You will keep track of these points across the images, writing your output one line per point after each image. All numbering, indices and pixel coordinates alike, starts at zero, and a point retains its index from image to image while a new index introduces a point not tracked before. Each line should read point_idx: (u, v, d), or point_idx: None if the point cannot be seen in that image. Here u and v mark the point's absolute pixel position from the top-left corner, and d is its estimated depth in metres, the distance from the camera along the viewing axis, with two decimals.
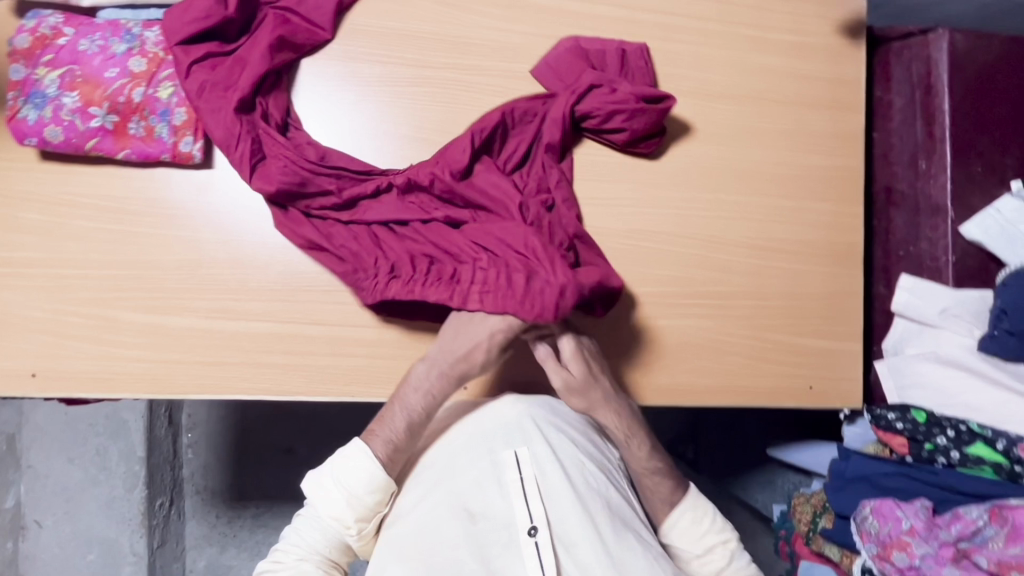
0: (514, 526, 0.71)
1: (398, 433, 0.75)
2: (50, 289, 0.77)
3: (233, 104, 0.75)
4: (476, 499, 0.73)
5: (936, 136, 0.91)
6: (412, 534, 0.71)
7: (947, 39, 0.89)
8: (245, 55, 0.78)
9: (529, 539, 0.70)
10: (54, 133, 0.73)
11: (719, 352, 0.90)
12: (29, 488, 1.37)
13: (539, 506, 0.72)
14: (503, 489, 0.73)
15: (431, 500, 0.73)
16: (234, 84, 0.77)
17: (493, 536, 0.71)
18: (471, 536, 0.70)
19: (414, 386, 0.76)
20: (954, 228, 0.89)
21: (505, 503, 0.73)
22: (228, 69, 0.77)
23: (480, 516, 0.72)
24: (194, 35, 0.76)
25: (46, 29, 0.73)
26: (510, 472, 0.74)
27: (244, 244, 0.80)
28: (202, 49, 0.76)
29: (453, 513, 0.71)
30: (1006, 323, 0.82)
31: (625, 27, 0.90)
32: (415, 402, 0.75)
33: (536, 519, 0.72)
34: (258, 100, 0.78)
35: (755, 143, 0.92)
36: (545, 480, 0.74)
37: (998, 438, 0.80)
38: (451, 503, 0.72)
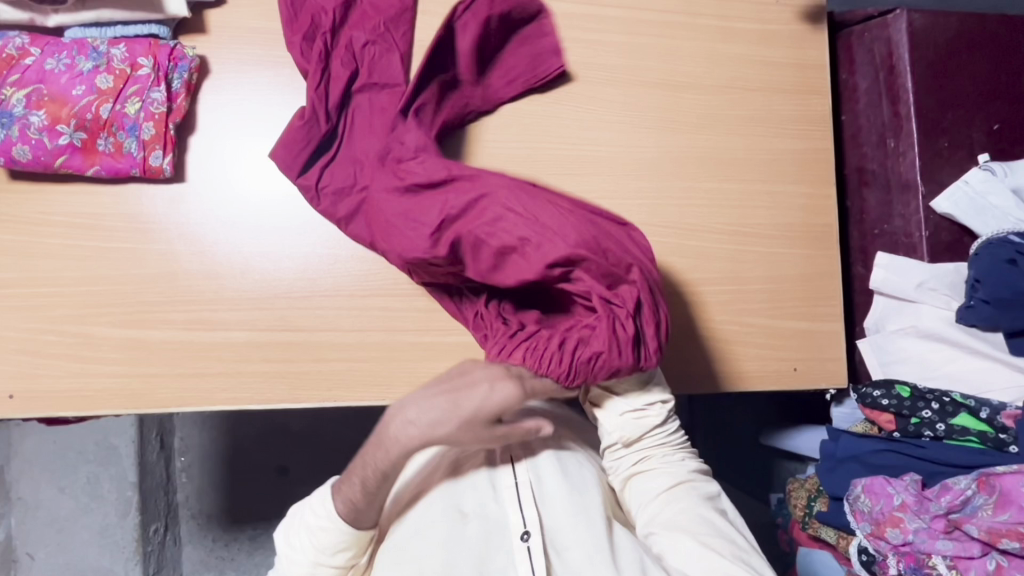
0: (508, 530, 0.72)
1: (355, 492, 0.67)
2: (24, 308, 0.77)
3: (367, 206, 0.80)
4: (470, 500, 0.74)
5: (902, 115, 0.92)
6: (406, 538, 0.72)
7: (905, 19, 0.91)
8: (357, 152, 0.81)
9: (522, 544, 0.70)
10: (22, 152, 0.73)
11: (701, 338, 0.90)
12: (21, 520, 1.35)
13: (531, 510, 0.72)
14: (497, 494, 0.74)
15: (428, 503, 0.74)
16: (359, 181, 0.80)
17: (487, 540, 0.71)
18: (461, 537, 0.70)
19: (382, 445, 0.66)
20: (925, 204, 0.90)
21: (501, 506, 0.73)
22: (347, 171, 0.81)
23: (472, 516, 0.72)
24: (306, 140, 0.79)
25: (12, 50, 0.74)
26: (506, 477, 0.75)
27: (219, 255, 0.80)
28: (313, 151, 0.80)
29: (444, 512, 0.72)
30: (980, 291, 0.82)
31: (590, 22, 0.90)
32: (376, 458, 0.66)
33: (529, 523, 0.71)
34: (382, 188, 0.80)
35: (724, 130, 0.93)
36: (541, 487, 0.75)
37: (981, 408, 0.81)
38: (445, 506, 0.73)
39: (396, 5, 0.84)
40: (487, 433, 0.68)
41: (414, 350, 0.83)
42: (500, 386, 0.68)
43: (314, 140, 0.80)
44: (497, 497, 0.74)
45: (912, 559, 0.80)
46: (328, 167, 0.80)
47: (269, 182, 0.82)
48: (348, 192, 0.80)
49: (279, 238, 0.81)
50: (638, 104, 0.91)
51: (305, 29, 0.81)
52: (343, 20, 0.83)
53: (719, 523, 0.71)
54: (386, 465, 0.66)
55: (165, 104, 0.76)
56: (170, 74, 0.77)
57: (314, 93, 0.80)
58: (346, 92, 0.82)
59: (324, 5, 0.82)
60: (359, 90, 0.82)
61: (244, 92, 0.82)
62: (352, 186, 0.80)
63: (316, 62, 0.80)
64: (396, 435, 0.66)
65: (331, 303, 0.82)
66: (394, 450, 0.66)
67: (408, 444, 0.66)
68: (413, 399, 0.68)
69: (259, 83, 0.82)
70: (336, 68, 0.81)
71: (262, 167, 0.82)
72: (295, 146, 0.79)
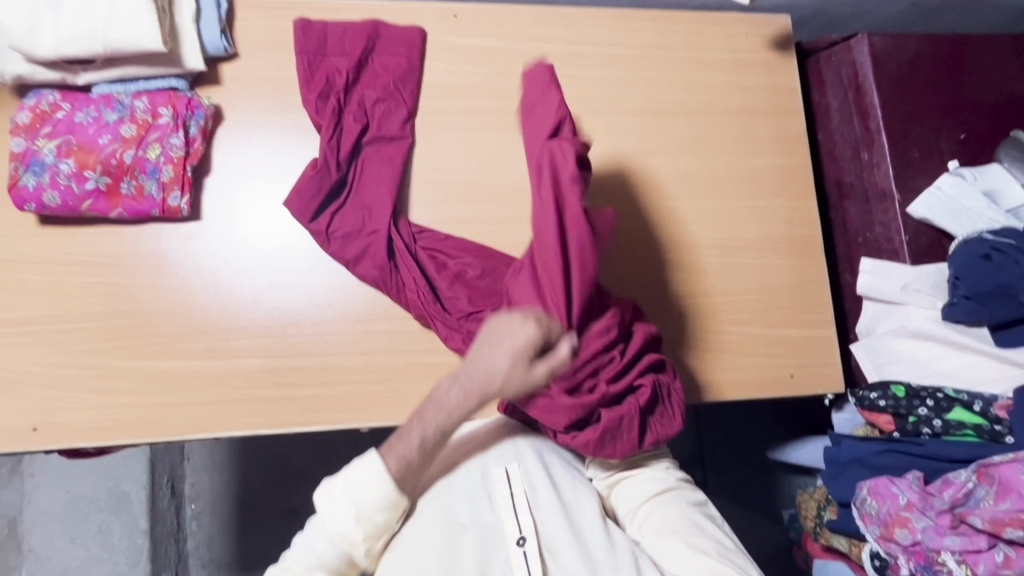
0: (504, 538, 0.72)
1: (412, 449, 0.71)
2: (49, 344, 0.81)
3: (380, 247, 0.85)
4: (465, 511, 0.73)
5: (872, 129, 0.97)
6: (406, 553, 0.71)
7: (866, 43, 0.98)
8: (366, 199, 0.87)
9: (517, 551, 0.70)
10: (52, 197, 0.79)
11: (697, 349, 0.93)
12: (30, 573, 1.34)
13: (527, 517, 0.73)
14: (493, 504, 0.74)
15: (421, 512, 0.73)
16: (370, 226, 0.86)
17: (483, 548, 0.71)
18: (459, 546, 0.70)
19: (436, 404, 0.71)
20: (902, 210, 0.94)
21: (495, 514, 0.73)
22: (355, 217, 0.86)
23: (469, 526, 0.72)
24: (321, 192, 0.85)
25: (45, 106, 0.81)
26: (500, 487, 0.75)
27: (233, 286, 0.85)
28: (327, 203, 0.86)
29: (440, 524, 0.72)
30: (962, 288, 0.86)
31: (572, 59, 0.97)
32: (434, 418, 0.71)
33: (524, 530, 0.72)
34: (390, 231, 0.86)
35: (705, 152, 0.99)
36: (536, 495, 0.75)
37: (974, 401, 0.83)
38: (440, 516, 0.72)
39: (404, 65, 0.91)
40: (521, 383, 0.70)
41: (421, 370, 0.86)
42: (534, 325, 0.71)
43: (325, 187, 0.85)
44: (493, 505, 0.74)
45: (922, 557, 0.80)
46: (336, 213, 0.86)
47: (281, 217, 0.87)
48: (355, 236, 0.86)
49: (290, 271, 0.86)
50: (623, 131, 0.97)
51: (321, 87, 0.88)
52: (355, 81, 0.90)
53: (707, 526, 0.75)
54: (436, 425, 0.71)
55: (184, 149, 0.82)
56: (188, 121, 0.83)
57: (327, 144, 0.86)
58: (357, 144, 0.88)
59: (339, 66, 0.89)
60: (369, 142, 0.89)
61: (255, 138, 0.88)
62: (359, 231, 0.86)
63: (330, 117, 0.87)
64: (439, 404, 0.71)
65: (339, 329, 0.85)
66: (436, 428, 0.71)
67: (454, 411, 0.71)
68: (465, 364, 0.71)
69: (270, 128, 0.89)
70: (348, 122, 0.88)
71: (271, 207, 0.87)
72: (307, 195, 0.84)
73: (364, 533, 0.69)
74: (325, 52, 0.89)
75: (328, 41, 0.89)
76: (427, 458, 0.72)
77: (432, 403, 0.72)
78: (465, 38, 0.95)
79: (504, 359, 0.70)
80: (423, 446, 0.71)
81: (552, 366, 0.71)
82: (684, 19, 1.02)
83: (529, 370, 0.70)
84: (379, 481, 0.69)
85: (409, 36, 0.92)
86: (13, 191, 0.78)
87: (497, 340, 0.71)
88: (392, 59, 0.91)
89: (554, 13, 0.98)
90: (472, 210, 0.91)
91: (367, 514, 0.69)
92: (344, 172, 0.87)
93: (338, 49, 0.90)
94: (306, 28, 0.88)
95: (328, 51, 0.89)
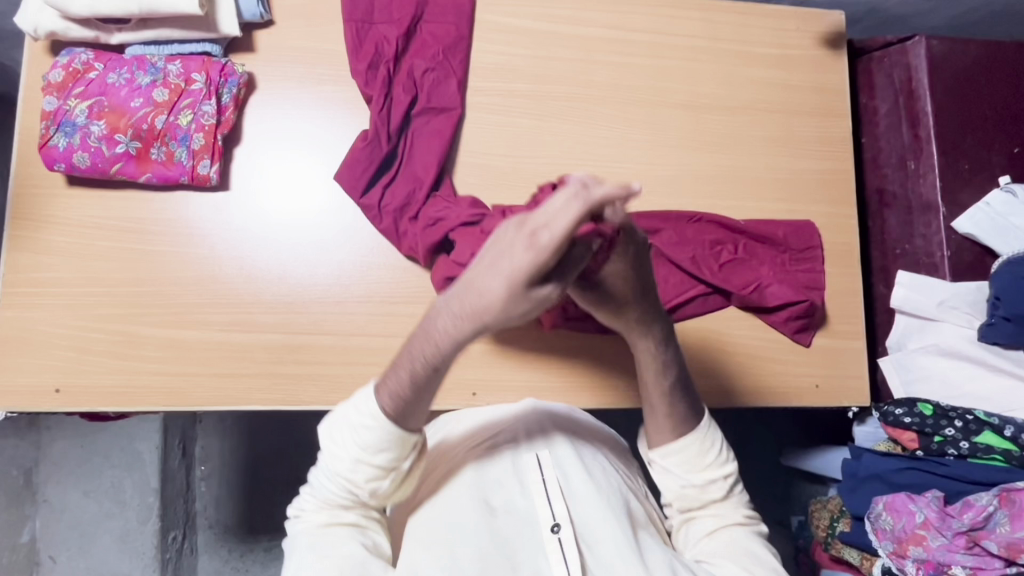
0: (537, 525, 0.67)
1: (401, 383, 0.60)
2: (73, 307, 0.80)
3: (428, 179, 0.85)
4: (497, 494, 0.69)
5: (922, 137, 0.94)
6: (432, 530, 0.67)
7: (924, 46, 0.94)
8: (415, 170, 0.86)
9: (552, 537, 0.66)
10: (82, 158, 0.78)
11: (722, 352, 0.91)
12: (45, 523, 1.35)
13: (560, 503, 0.68)
14: (524, 490, 0.70)
15: (449, 496, 0.69)
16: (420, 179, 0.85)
17: (516, 534, 0.67)
18: (490, 529, 0.66)
19: (431, 319, 0.58)
20: (947, 224, 0.91)
21: (527, 499, 0.69)
22: (404, 190, 0.85)
23: (501, 512, 0.68)
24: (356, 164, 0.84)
25: (78, 65, 0.79)
26: (533, 471, 0.71)
27: (259, 260, 0.84)
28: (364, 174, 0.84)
29: (472, 504, 0.68)
30: (1001, 309, 0.84)
31: (614, 45, 0.94)
32: (422, 350, 0.58)
33: (559, 516, 0.67)
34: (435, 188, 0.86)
35: (745, 150, 0.96)
36: (569, 482, 0.71)
37: (1005, 426, 0.81)
38: (471, 498, 0.68)
39: (452, 33, 0.89)
40: (528, 310, 0.57)
41: None
42: (535, 240, 0.53)
43: (375, 160, 0.85)
44: (526, 491, 0.70)
45: (931, 566, 0.80)
46: (386, 187, 0.85)
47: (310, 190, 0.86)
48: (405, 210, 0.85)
49: (316, 248, 0.85)
50: (662, 124, 0.94)
51: (369, 57, 0.86)
52: (404, 49, 0.88)
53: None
54: (424, 365, 0.59)
55: (215, 117, 0.81)
56: (221, 89, 0.81)
57: (377, 116, 0.85)
58: (406, 116, 0.87)
59: (387, 35, 0.87)
60: (418, 114, 0.87)
61: (285, 109, 0.86)
62: (407, 207, 0.85)
63: (379, 92, 0.86)
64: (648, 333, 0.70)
65: (363, 309, 0.84)
66: (639, 332, 0.70)
67: (440, 334, 0.58)
68: (480, 261, 0.56)
69: (303, 100, 0.87)
70: (398, 94, 0.87)
71: (300, 180, 0.86)
72: (357, 168, 0.84)
73: (372, 471, 0.62)
74: (372, 19, 0.88)
75: (375, 9, 0.88)
76: (424, 387, 0.60)
77: (427, 322, 0.59)
78: (507, 17, 0.92)
79: (496, 275, 0.55)
80: (661, 358, 0.70)
81: (534, 262, 0.53)
82: (733, 10, 0.98)
83: (534, 289, 0.56)
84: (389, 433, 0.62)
85: (458, 3, 0.90)
86: (44, 151, 0.78)
87: (499, 256, 0.55)
88: (440, 28, 0.89)
89: None
90: (503, 196, 0.89)
91: (367, 457, 0.62)
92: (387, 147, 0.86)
93: (385, 17, 0.88)
94: None
95: (376, 19, 0.88)
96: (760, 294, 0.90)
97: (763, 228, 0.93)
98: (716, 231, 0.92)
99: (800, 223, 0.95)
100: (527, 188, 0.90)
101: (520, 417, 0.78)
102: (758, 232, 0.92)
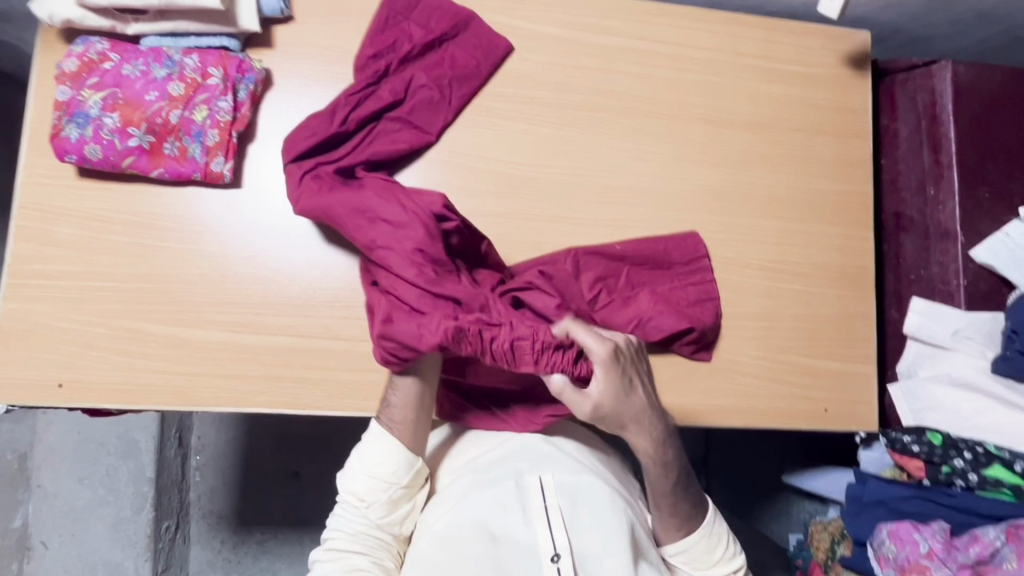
0: (537, 553, 0.68)
1: (398, 427, 0.75)
2: (79, 300, 0.79)
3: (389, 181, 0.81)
4: (499, 521, 0.70)
5: (943, 163, 0.93)
6: (437, 555, 0.68)
7: (949, 70, 0.92)
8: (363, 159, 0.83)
9: (552, 566, 0.67)
10: (94, 151, 0.76)
11: (734, 372, 0.90)
12: (38, 508, 1.34)
13: (561, 533, 0.69)
14: (527, 517, 0.70)
15: (453, 519, 0.70)
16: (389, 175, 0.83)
17: (516, 563, 0.67)
18: (492, 557, 0.67)
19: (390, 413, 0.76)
20: (964, 253, 0.90)
21: (529, 528, 0.70)
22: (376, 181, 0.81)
23: (503, 539, 0.69)
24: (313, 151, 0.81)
25: (93, 54, 0.78)
26: (534, 498, 0.71)
27: (269, 260, 0.82)
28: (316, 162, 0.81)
29: (475, 532, 0.68)
30: (1017, 343, 0.83)
31: (637, 55, 0.93)
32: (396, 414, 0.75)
33: (559, 546, 0.68)
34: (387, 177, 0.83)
35: (764, 168, 0.95)
36: (571, 510, 0.71)
37: (1015, 461, 0.81)
38: (472, 525, 0.69)
39: (477, 49, 0.87)
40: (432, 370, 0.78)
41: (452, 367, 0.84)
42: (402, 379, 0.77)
43: (320, 134, 0.82)
44: (528, 519, 0.70)
45: None
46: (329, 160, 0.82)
47: None
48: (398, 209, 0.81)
49: (327, 251, 0.83)
50: (682, 138, 0.93)
51: (384, 44, 0.85)
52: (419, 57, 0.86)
53: None
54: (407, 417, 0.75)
55: (231, 113, 0.79)
56: (238, 85, 0.80)
57: (347, 99, 0.83)
58: (378, 113, 0.84)
59: (413, 34, 0.86)
60: (390, 118, 0.85)
61: (302, 108, 0.85)
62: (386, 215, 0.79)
63: (364, 80, 0.84)
64: (644, 433, 0.73)
65: None
66: (640, 429, 0.73)
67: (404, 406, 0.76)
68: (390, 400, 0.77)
69: (320, 99, 0.85)
70: (382, 89, 0.84)
71: None
72: (300, 137, 0.81)
73: (378, 485, 0.73)
74: (410, 15, 0.86)
75: (418, 8, 0.86)
76: (420, 403, 0.77)
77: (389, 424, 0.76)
78: (530, 22, 0.90)
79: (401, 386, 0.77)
80: (661, 453, 0.75)
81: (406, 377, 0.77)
82: (758, 25, 0.96)
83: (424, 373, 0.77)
84: (394, 451, 0.74)
85: (495, 48, 0.88)
86: (55, 141, 0.76)
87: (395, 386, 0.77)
88: (463, 55, 0.87)
89: (626, 5, 0.93)
90: (519, 204, 0.88)
91: (374, 471, 0.73)
92: (350, 128, 0.83)
93: (421, 19, 0.86)
94: None
95: (413, 16, 0.86)
96: (642, 330, 0.85)
97: (646, 250, 0.89)
98: (598, 264, 0.87)
99: (683, 234, 0.91)
100: (544, 198, 0.89)
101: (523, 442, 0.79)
102: (639, 256, 0.89)
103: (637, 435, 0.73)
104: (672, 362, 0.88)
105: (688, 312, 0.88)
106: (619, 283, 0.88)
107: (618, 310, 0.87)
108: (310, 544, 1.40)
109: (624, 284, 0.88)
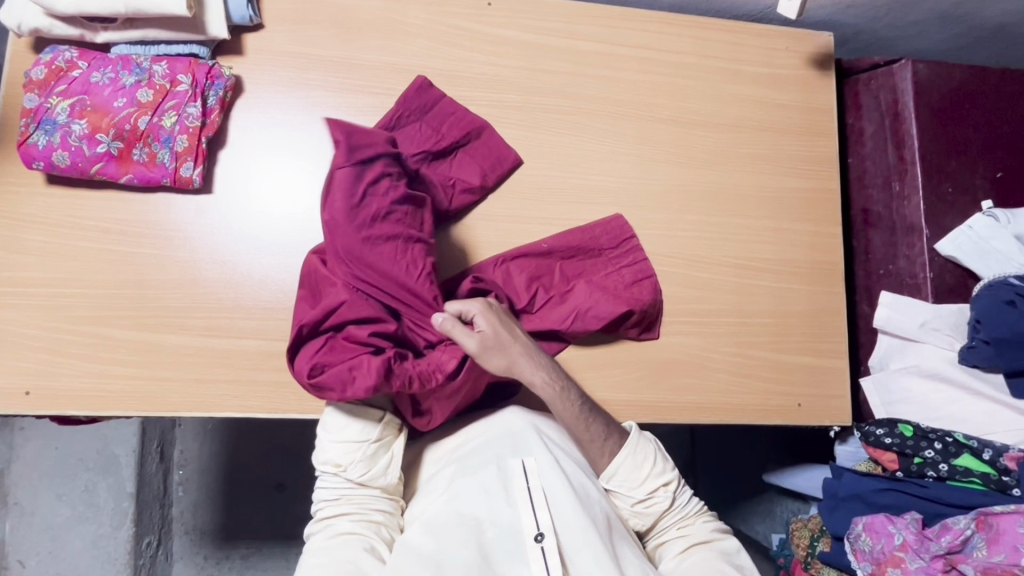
0: (521, 534, 0.68)
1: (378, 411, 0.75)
2: (48, 307, 0.79)
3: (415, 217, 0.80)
4: (483, 506, 0.69)
5: (907, 159, 0.94)
6: (420, 542, 0.67)
7: (909, 69, 0.94)
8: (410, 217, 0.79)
9: (535, 546, 0.67)
10: (62, 157, 0.76)
11: (706, 368, 0.91)
12: (13, 526, 1.32)
13: (545, 513, 0.69)
14: (509, 498, 0.70)
15: (438, 506, 0.70)
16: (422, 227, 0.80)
17: (499, 544, 0.67)
18: (476, 540, 0.67)
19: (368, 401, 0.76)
20: (930, 246, 0.92)
21: (512, 510, 0.69)
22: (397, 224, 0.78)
23: (487, 523, 0.68)
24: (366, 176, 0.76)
25: (61, 62, 0.78)
26: (517, 479, 0.71)
27: (239, 264, 0.82)
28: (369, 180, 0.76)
29: (459, 517, 0.68)
30: (981, 332, 0.85)
31: (604, 58, 0.94)
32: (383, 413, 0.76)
33: (542, 526, 0.68)
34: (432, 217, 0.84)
35: (733, 167, 0.96)
36: (552, 489, 0.71)
37: (984, 449, 0.82)
38: (457, 512, 0.68)
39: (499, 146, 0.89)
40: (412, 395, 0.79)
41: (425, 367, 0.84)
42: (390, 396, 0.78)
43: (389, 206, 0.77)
44: (510, 500, 0.70)
45: None
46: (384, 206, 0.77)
47: (295, 197, 0.85)
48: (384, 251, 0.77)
49: (298, 252, 0.84)
50: (651, 139, 0.94)
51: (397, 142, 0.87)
52: (428, 162, 0.88)
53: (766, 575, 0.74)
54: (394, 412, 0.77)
55: (200, 119, 0.80)
56: (207, 91, 0.81)
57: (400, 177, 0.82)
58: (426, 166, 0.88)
59: (428, 139, 0.88)
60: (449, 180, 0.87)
61: (272, 113, 0.86)
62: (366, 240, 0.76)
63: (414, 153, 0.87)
64: (536, 366, 0.77)
65: None
66: (530, 361, 0.77)
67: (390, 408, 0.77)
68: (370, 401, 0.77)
69: (291, 105, 0.86)
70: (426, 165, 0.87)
71: (286, 184, 0.85)
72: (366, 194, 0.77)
73: (344, 450, 0.73)
74: (424, 116, 0.88)
75: (432, 109, 0.88)
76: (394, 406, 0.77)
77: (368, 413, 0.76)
78: (498, 27, 0.91)
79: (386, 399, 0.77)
80: (555, 386, 0.77)
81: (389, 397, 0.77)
82: (723, 28, 0.98)
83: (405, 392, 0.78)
84: (360, 416, 0.74)
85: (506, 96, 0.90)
86: (23, 148, 0.76)
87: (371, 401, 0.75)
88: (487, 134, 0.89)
89: (593, 10, 0.94)
90: (490, 205, 0.89)
91: (340, 436, 0.73)
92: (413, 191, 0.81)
93: (435, 122, 0.88)
94: (423, 88, 0.87)
95: (427, 118, 0.88)
96: (583, 321, 0.86)
97: (573, 242, 0.89)
98: (527, 265, 0.87)
99: (609, 218, 0.91)
100: (515, 199, 0.90)
101: (500, 420, 0.78)
102: (567, 249, 0.89)
103: (525, 368, 0.77)
104: (645, 360, 0.89)
105: (625, 294, 0.88)
106: (555, 280, 0.89)
107: (556, 306, 0.88)
108: (294, 558, 1.38)
109: (561, 280, 0.89)
